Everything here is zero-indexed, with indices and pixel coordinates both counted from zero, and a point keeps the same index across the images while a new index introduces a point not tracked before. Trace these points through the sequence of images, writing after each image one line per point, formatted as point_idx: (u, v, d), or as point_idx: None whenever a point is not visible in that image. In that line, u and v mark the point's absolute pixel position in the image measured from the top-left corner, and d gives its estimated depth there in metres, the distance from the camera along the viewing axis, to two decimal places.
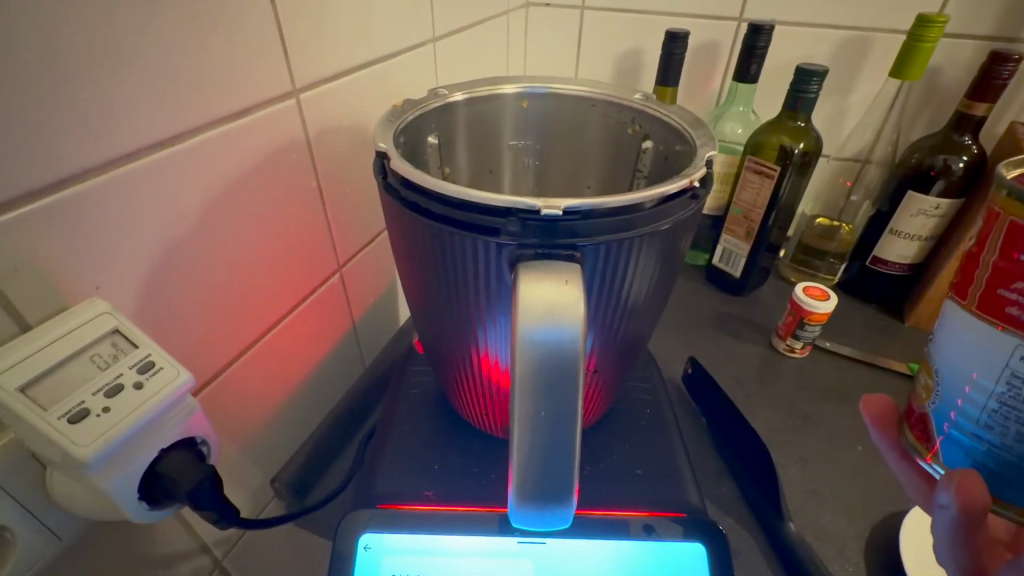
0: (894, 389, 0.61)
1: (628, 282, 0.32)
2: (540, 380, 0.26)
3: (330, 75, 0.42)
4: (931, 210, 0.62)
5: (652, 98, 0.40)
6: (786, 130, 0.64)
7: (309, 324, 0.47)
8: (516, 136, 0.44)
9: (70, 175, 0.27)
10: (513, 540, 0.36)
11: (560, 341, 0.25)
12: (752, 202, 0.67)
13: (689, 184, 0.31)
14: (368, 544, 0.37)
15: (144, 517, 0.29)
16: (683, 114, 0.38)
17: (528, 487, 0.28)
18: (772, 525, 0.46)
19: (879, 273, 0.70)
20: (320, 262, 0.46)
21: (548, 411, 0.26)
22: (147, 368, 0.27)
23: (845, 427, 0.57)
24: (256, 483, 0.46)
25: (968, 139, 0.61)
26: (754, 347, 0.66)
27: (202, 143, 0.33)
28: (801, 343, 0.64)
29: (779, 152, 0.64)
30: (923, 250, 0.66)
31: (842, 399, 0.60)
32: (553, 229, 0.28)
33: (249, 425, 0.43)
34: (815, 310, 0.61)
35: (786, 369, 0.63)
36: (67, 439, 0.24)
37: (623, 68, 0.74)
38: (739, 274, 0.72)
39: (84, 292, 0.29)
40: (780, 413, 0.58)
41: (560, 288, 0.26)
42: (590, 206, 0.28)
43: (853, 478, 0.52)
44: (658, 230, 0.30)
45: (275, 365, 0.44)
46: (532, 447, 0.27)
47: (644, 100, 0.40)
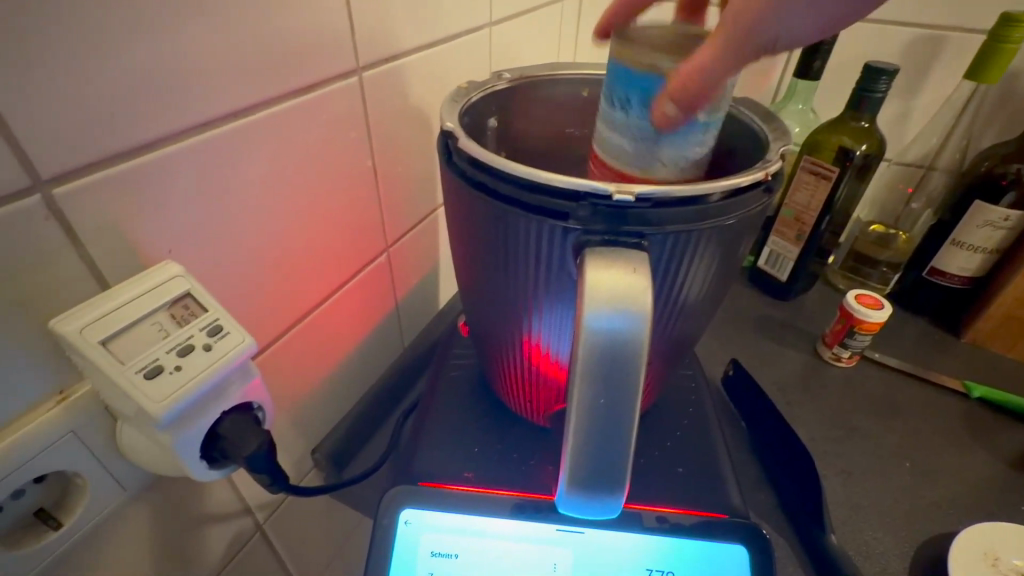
0: (946, 406, 0.59)
1: (689, 276, 0.32)
2: (600, 369, 0.26)
3: (391, 54, 0.42)
4: (998, 222, 0.59)
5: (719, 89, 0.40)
6: (848, 130, 0.62)
7: (357, 301, 0.47)
8: (573, 123, 0.44)
9: (152, 141, 0.28)
10: (553, 528, 0.37)
11: (624, 330, 0.25)
12: (805, 205, 0.64)
13: (763, 177, 0.30)
14: (408, 519, 0.37)
15: (208, 474, 0.30)
16: (754, 106, 0.38)
17: (578, 475, 0.28)
18: (812, 536, 0.45)
19: (936, 284, 0.67)
20: (371, 241, 0.47)
21: (606, 400, 0.26)
22: (215, 331, 0.28)
23: (893, 441, 0.55)
24: (298, 453, 0.47)
25: None
26: (798, 353, 0.65)
27: (270, 118, 0.34)
28: (848, 352, 0.62)
29: (838, 152, 0.62)
30: (986, 264, 0.62)
31: (891, 414, 0.58)
32: (622, 216, 0.28)
33: (297, 396, 0.44)
34: (867, 318, 0.59)
35: (832, 378, 0.61)
36: (141, 393, 0.25)
37: None
38: (785, 278, 0.70)
39: (159, 255, 0.30)
40: (824, 423, 0.56)
41: (627, 276, 0.26)
42: (660, 192, 0.27)
43: (899, 496, 0.50)
44: (724, 224, 0.30)
45: (323, 339, 0.45)
46: (586, 436, 0.27)
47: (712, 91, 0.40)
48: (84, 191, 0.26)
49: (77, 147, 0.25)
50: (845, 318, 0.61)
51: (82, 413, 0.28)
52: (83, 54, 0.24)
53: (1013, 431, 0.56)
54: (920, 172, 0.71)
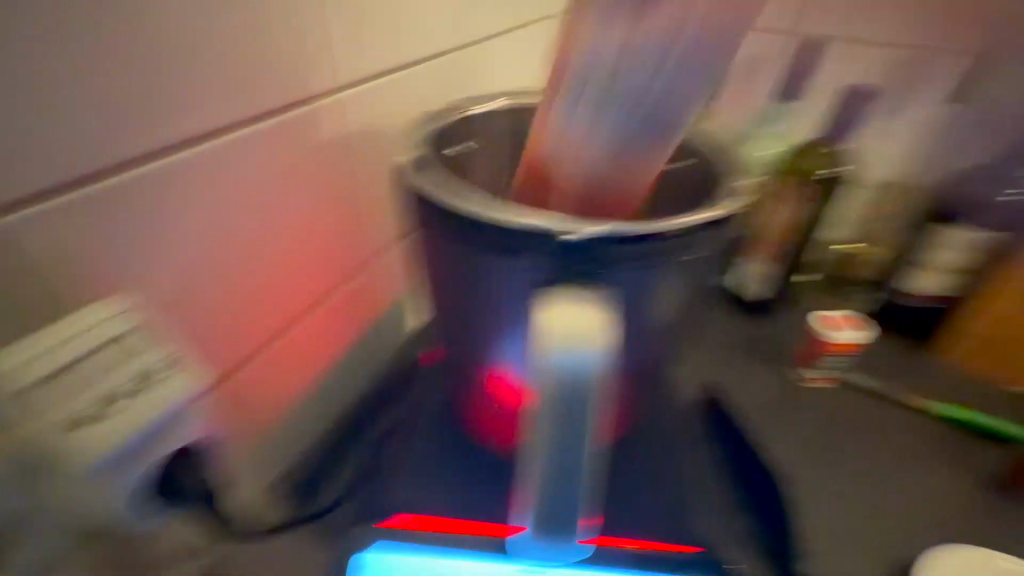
0: (922, 426, 0.58)
1: (648, 308, 0.31)
2: (558, 411, 0.24)
3: (353, 80, 0.42)
4: (965, 242, 0.59)
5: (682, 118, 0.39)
6: (815, 153, 0.63)
7: (320, 328, 0.46)
8: None
9: (88, 174, 0.27)
10: (509, 568, 0.35)
11: (578, 374, 0.24)
12: (774, 224, 0.66)
13: (725, 214, 0.30)
14: (361, 560, 0.36)
15: (147, 522, 0.29)
16: (712, 135, 0.37)
17: (535, 516, 0.27)
18: (784, 564, 0.44)
19: (909, 304, 0.66)
20: (335, 267, 0.46)
21: (561, 442, 0.25)
22: (157, 369, 0.27)
23: (870, 465, 0.54)
24: (256, 485, 0.45)
25: None
26: (775, 373, 0.64)
27: (219, 149, 0.33)
28: (819, 372, 0.61)
29: (804, 175, 0.63)
30: (958, 283, 0.62)
31: (865, 435, 0.57)
32: (572, 254, 0.28)
33: (253, 427, 0.43)
34: (836, 338, 0.59)
35: (808, 398, 0.61)
36: (72, 439, 0.24)
37: None
38: (761, 296, 0.70)
39: (94, 287, 0.29)
40: (799, 445, 0.56)
41: (584, 317, 0.24)
42: (611, 231, 0.27)
43: (872, 520, 0.50)
44: (680, 261, 0.30)
45: (282, 368, 0.44)
46: (541, 477, 0.26)
47: None
48: None
49: None
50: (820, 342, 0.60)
51: None
52: None
53: (990, 452, 0.56)
54: (897, 189, 0.70)
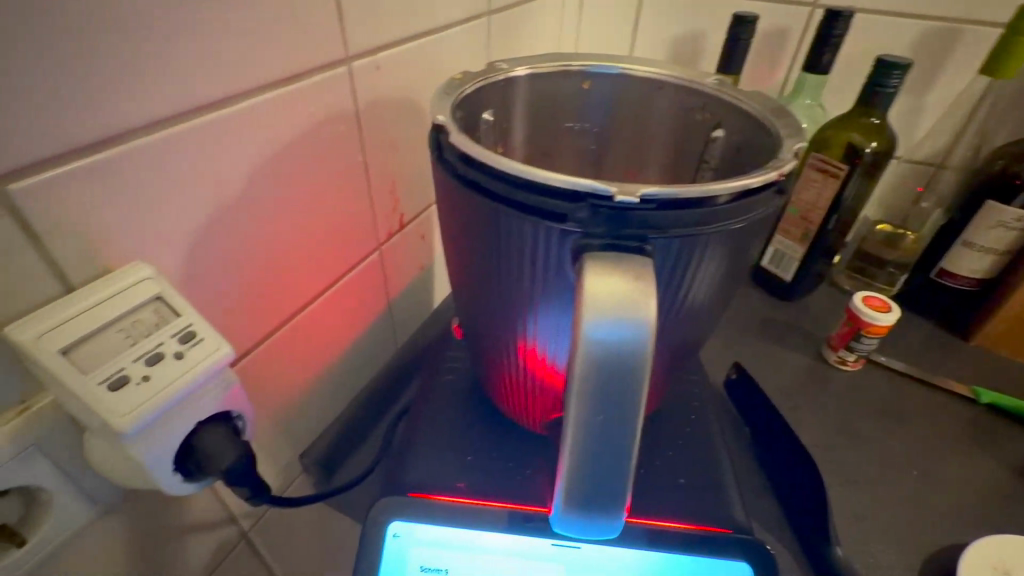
0: (954, 412, 0.57)
1: (696, 280, 0.30)
2: (598, 382, 0.24)
3: (382, 43, 0.40)
4: (1011, 223, 0.57)
5: (727, 81, 0.37)
6: (858, 126, 0.60)
7: (346, 301, 0.46)
8: (574, 118, 0.42)
9: (120, 134, 0.26)
10: (547, 543, 0.35)
11: (625, 341, 0.23)
12: (812, 202, 0.63)
13: (776, 178, 0.28)
14: (396, 533, 0.35)
15: (184, 486, 0.29)
16: (762, 101, 0.35)
17: (575, 493, 0.26)
18: (817, 547, 0.44)
19: (944, 286, 0.65)
20: (362, 239, 0.45)
21: (606, 415, 0.24)
22: (187, 338, 0.27)
23: (900, 450, 0.53)
24: (285, 458, 0.45)
25: None
26: (803, 356, 0.63)
27: (244, 111, 0.32)
28: (854, 355, 0.60)
29: (847, 149, 0.60)
30: (998, 265, 0.60)
31: (897, 419, 0.56)
32: (623, 220, 0.26)
33: (282, 400, 0.42)
34: (874, 322, 0.57)
35: (836, 382, 0.60)
36: (106, 406, 0.24)
37: (680, 52, 0.69)
38: (790, 278, 0.68)
39: (129, 255, 0.28)
40: (828, 429, 0.55)
41: (628, 282, 0.24)
42: (665, 194, 0.26)
43: (906, 506, 0.49)
44: (731, 229, 0.28)
45: (310, 342, 0.43)
46: (583, 452, 0.25)
47: (719, 85, 0.37)
48: (45, 187, 0.24)
49: (34, 137, 0.23)
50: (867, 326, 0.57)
51: (45, 425, 0.26)
52: (41, 36, 0.22)
53: (1022, 437, 0.55)
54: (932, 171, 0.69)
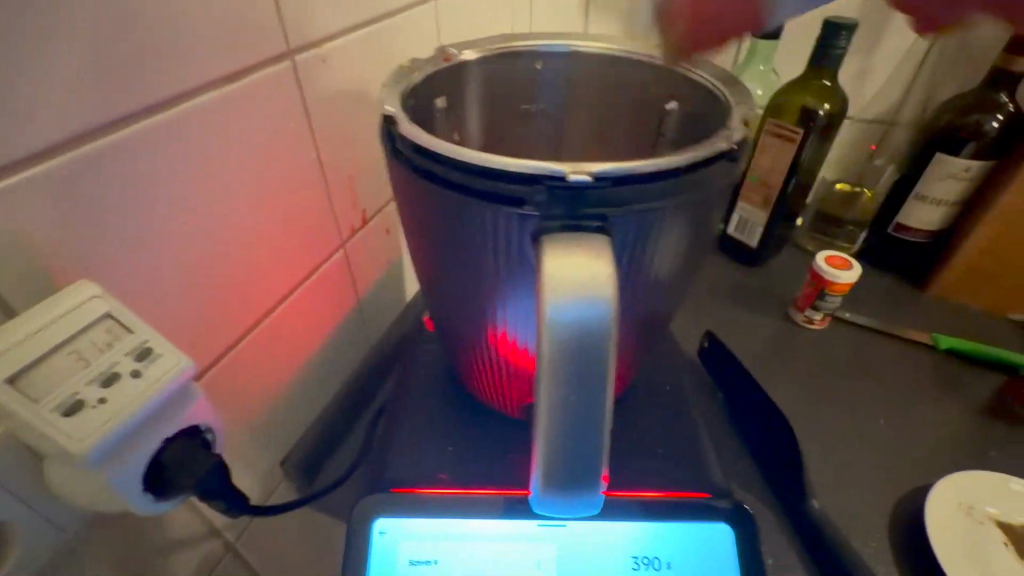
0: (916, 361, 0.60)
1: (660, 250, 0.30)
2: (563, 365, 0.24)
3: (326, 34, 0.39)
4: (959, 174, 0.60)
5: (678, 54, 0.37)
6: (812, 89, 0.61)
7: (313, 302, 0.45)
8: (529, 99, 0.41)
9: (47, 149, 0.25)
10: (534, 524, 0.35)
11: (590, 320, 0.23)
12: (770, 167, 0.64)
13: (730, 146, 0.29)
14: (383, 529, 0.35)
15: (155, 505, 0.28)
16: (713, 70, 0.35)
17: (554, 474, 0.26)
18: (795, 500, 0.45)
19: (900, 241, 0.68)
20: (324, 238, 0.44)
21: (577, 395, 0.25)
22: (144, 354, 0.26)
23: (868, 401, 0.56)
24: (265, 466, 0.45)
25: (1005, 97, 0.58)
26: (773, 319, 0.65)
27: (185, 115, 0.31)
28: (820, 313, 0.62)
29: (802, 112, 0.61)
30: (947, 217, 0.63)
31: (864, 372, 0.58)
32: (579, 198, 0.26)
33: (255, 409, 0.41)
34: (836, 280, 0.59)
35: (806, 341, 0.62)
36: (62, 432, 0.23)
37: None
38: (754, 244, 0.70)
39: (73, 275, 0.27)
40: (800, 387, 0.57)
41: (588, 261, 0.24)
42: (617, 169, 0.26)
43: (875, 453, 0.51)
44: (688, 199, 0.28)
45: (280, 347, 0.42)
46: (559, 433, 0.25)
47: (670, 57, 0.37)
48: None
49: None
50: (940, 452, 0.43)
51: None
52: None
53: (979, 379, 0.58)
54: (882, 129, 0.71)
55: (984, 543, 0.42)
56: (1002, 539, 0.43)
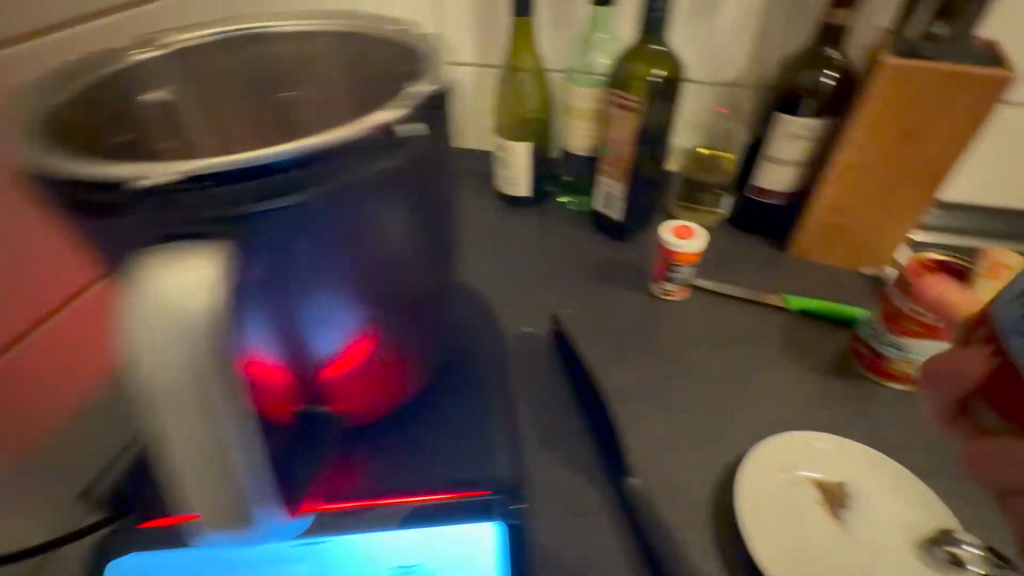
0: (768, 323, 0.60)
1: (341, 243, 0.28)
2: (161, 392, 0.24)
3: (46, 24, 0.35)
4: (802, 133, 0.60)
5: (407, 29, 0.36)
6: (645, 56, 0.59)
7: (78, 327, 0.42)
8: (287, 86, 0.39)
9: None
10: (287, 545, 0.34)
11: (173, 344, 0.23)
12: (622, 141, 0.62)
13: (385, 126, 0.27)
14: (134, 563, 0.34)
15: None
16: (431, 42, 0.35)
17: (198, 496, 0.26)
18: (619, 478, 0.45)
19: (760, 203, 0.68)
20: (71, 264, 0.40)
21: (189, 417, 0.24)
22: None
23: (714, 368, 0.56)
24: (53, 498, 0.42)
25: (833, 52, 0.58)
26: (633, 294, 0.64)
27: None
28: (676, 284, 0.62)
29: (642, 83, 0.60)
30: (800, 177, 0.64)
31: (715, 340, 0.58)
32: (188, 206, 0.24)
33: (27, 439, 0.39)
34: (682, 250, 0.58)
35: (663, 313, 0.61)
36: None
37: None
38: (620, 217, 0.69)
39: None
40: (648, 361, 0.56)
41: (173, 280, 0.23)
42: (229, 170, 0.24)
43: (714, 420, 0.51)
44: (338, 192, 0.27)
45: (44, 373, 0.40)
46: (184, 457, 0.25)
47: (396, 31, 0.36)
48: None
49: None
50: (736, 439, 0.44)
51: None
52: None
53: (827, 337, 0.59)
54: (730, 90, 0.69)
55: (798, 504, 0.43)
56: (815, 496, 0.44)
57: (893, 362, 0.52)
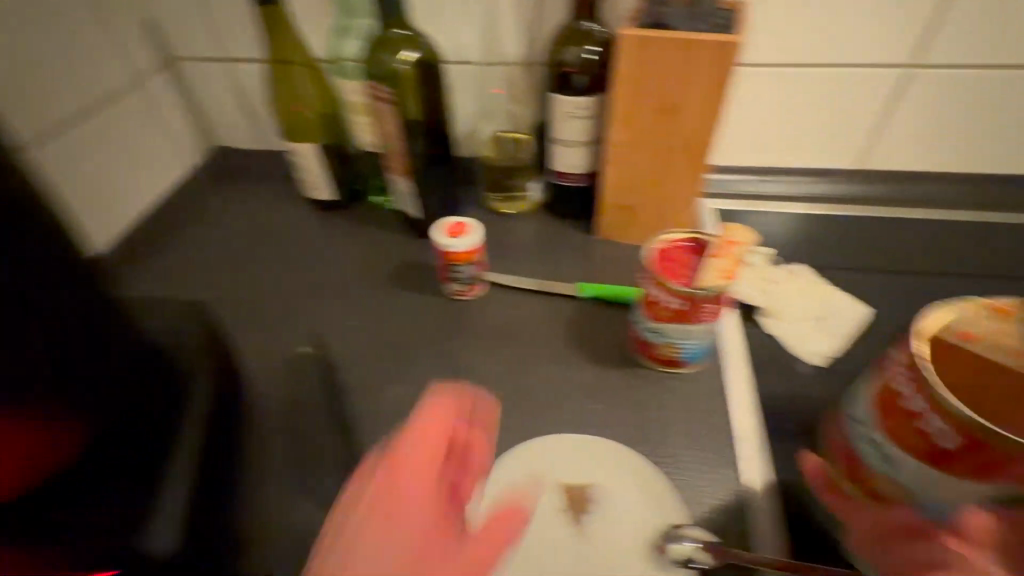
0: (559, 314, 0.58)
1: None
2: None
3: None
4: (578, 112, 0.56)
5: None
6: (389, 41, 0.55)
7: None
8: None
9: None
10: None
11: None
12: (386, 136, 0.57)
13: None
14: None
15: None
16: None
17: None
18: None
19: (564, 186, 0.65)
20: None
21: None
22: None
23: (494, 371, 0.53)
24: None
25: (587, 24, 0.55)
26: (426, 296, 0.60)
27: None
28: (464, 283, 0.58)
29: (388, 71, 0.56)
30: (591, 156, 0.60)
31: (501, 339, 0.55)
32: None
33: None
34: (452, 249, 0.55)
35: (452, 315, 0.58)
36: None
37: None
38: (420, 214, 0.65)
39: None
40: (425, 371, 0.53)
41: None
42: None
43: None
44: None
45: None
46: None
47: None
48: None
49: None
50: (470, 472, 0.40)
51: None
52: None
53: (617, 322, 0.57)
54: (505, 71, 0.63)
55: (535, 515, 0.42)
56: (559, 505, 0.42)
57: (660, 347, 0.49)
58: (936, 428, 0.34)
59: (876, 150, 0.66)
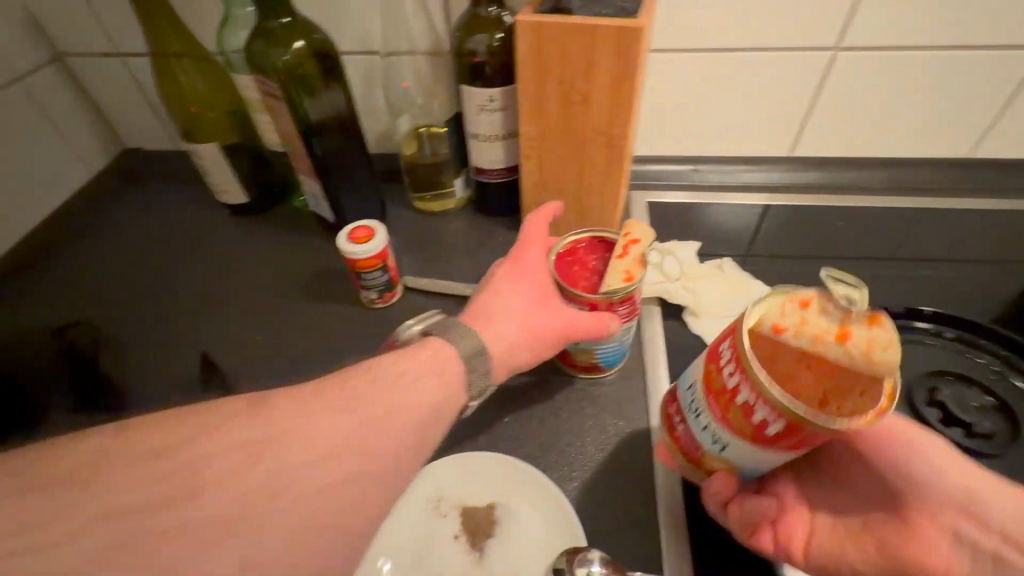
0: None
1: None
2: None
3: None
4: (488, 104, 0.52)
5: None
6: (275, 31, 0.50)
7: None
8: None
9: None
10: None
11: None
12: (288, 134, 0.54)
13: None
14: None
15: None
16: None
17: None
18: None
19: (485, 184, 0.61)
20: None
21: None
22: None
23: None
24: None
25: (493, 9, 0.51)
26: (339, 306, 0.57)
27: None
28: (375, 292, 0.55)
29: (280, 64, 0.51)
30: (509, 150, 0.57)
31: None
32: None
33: None
34: (358, 256, 0.51)
35: (364, 325, 0.55)
36: None
37: None
38: (333, 217, 0.61)
39: None
40: None
41: None
42: None
43: None
44: None
45: None
46: None
47: None
48: None
49: None
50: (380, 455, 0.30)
51: None
52: None
53: None
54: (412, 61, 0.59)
55: (431, 541, 0.39)
56: (454, 531, 0.39)
57: (579, 355, 0.46)
58: (763, 418, 0.29)
59: (805, 136, 0.64)
